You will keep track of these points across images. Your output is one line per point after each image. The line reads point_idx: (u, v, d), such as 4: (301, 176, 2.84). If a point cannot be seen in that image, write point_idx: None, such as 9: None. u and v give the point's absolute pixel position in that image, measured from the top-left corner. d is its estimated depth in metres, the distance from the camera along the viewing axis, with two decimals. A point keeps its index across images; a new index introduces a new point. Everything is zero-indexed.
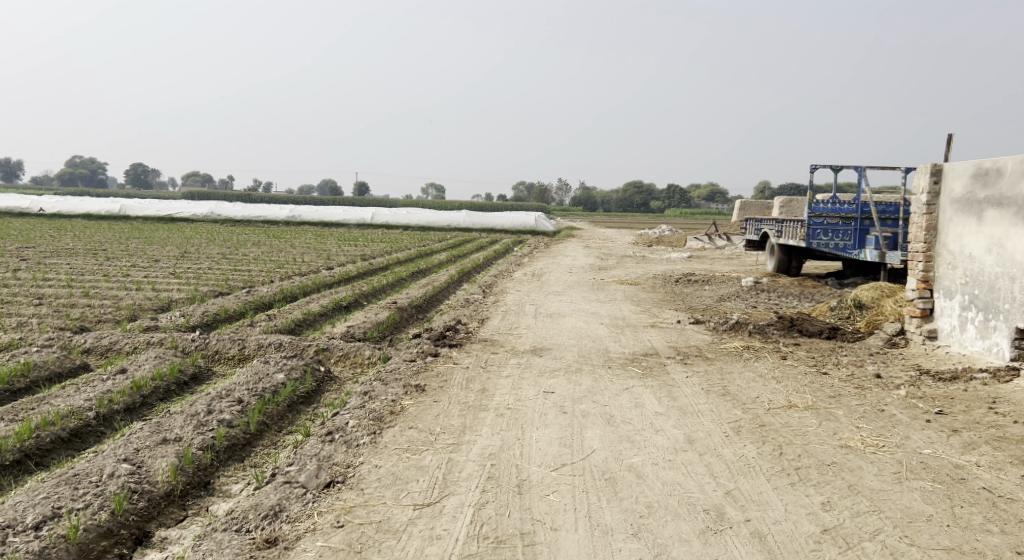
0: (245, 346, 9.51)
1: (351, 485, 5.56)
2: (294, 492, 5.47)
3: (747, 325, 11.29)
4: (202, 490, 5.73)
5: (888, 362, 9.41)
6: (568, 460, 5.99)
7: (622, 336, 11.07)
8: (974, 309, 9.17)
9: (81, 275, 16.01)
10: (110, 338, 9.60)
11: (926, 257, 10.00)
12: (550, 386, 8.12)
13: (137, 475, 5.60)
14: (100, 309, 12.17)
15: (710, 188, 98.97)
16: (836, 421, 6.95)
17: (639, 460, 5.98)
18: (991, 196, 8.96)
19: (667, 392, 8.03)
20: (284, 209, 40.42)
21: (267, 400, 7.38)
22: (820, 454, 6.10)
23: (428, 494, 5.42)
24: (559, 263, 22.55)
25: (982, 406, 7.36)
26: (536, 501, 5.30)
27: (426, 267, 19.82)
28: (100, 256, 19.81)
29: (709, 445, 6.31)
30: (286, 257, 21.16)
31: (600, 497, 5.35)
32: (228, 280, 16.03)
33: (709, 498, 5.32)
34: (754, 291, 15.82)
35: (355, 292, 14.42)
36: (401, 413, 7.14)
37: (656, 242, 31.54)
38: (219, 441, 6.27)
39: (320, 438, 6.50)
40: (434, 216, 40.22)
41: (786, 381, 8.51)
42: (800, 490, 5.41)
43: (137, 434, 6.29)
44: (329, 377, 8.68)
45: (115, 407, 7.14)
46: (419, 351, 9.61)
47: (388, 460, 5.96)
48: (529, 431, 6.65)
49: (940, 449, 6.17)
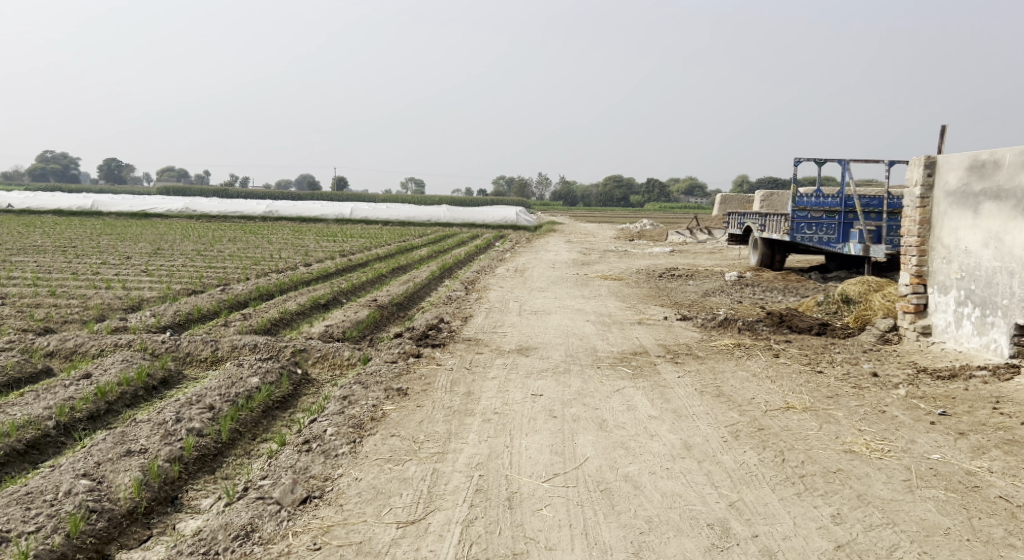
0: (217, 347, 9.08)
1: (329, 501, 5.19)
2: (267, 510, 5.10)
3: (736, 321, 10.99)
4: (169, 506, 5.35)
5: (884, 359, 9.15)
6: (560, 469, 5.65)
7: (609, 333, 10.74)
8: (970, 304, 8.92)
9: (47, 274, 15.46)
10: (75, 341, 9.16)
11: (919, 251, 9.74)
12: (538, 389, 7.78)
13: (97, 493, 5.21)
14: (66, 309, 11.67)
15: (688, 183, 99.05)
16: (837, 424, 6.65)
17: (635, 469, 5.65)
18: (988, 188, 8.70)
19: (659, 393, 7.71)
20: (262, 204, 39.78)
21: (240, 406, 6.98)
22: (825, 461, 5.79)
23: (412, 510, 5.06)
24: (541, 258, 22.25)
25: (986, 406, 7.10)
26: (528, 516, 4.97)
27: (407, 263, 19.41)
28: (70, 253, 19.27)
29: (707, 452, 5.99)
30: (263, 254, 20.69)
31: (596, 511, 5.02)
32: (202, 278, 15.57)
33: (713, 511, 5.01)
34: (739, 285, 15.56)
35: (333, 290, 13.98)
36: (382, 420, 6.76)
37: (639, 235, 31.24)
38: (188, 452, 5.89)
39: (296, 448, 6.13)
40: (415, 211, 39.67)
41: (781, 380, 8.22)
42: (807, 501, 5.11)
43: (99, 446, 5.88)
44: (306, 380, 8.30)
45: (78, 415, 6.76)
46: (400, 352, 9.21)
47: (369, 472, 5.59)
48: (517, 438, 6.30)
49: (949, 454, 5.88)
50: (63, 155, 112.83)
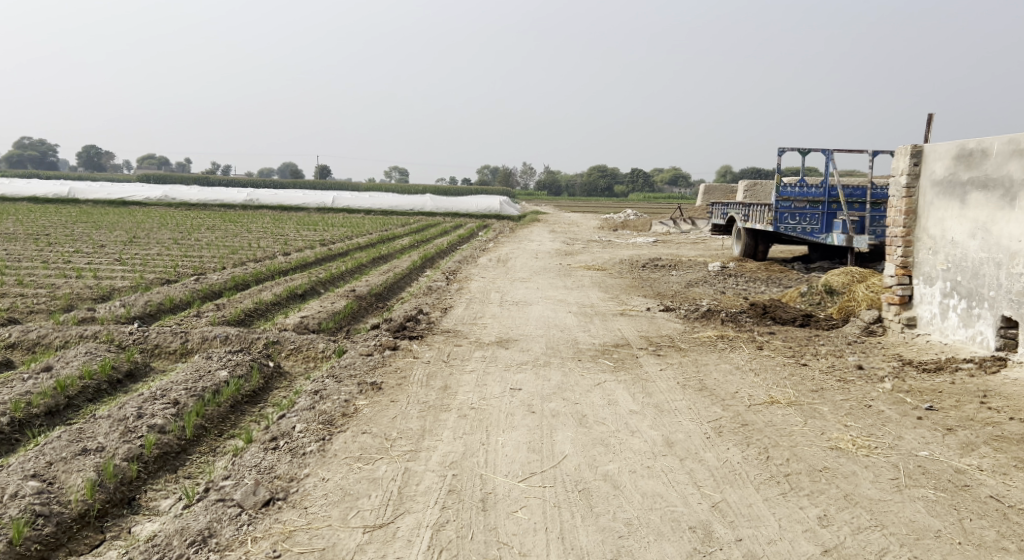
0: (187, 339, 8.80)
1: (293, 504, 4.96)
2: (226, 513, 4.86)
3: (719, 312, 10.79)
4: (125, 508, 5.13)
5: (868, 352, 8.97)
6: (536, 468, 5.43)
7: (590, 324, 10.53)
8: (956, 296, 8.76)
9: (16, 262, 15.09)
10: (38, 331, 8.88)
11: (905, 242, 9.55)
12: (516, 383, 7.56)
13: (46, 495, 4.98)
14: (33, 299, 11.34)
15: (672, 172, 98.92)
16: (822, 420, 6.46)
17: (615, 467, 5.44)
18: (975, 178, 8.53)
19: (641, 387, 7.51)
20: (242, 192, 39.26)
21: (207, 401, 6.72)
22: (811, 459, 5.60)
23: (380, 513, 4.84)
24: (524, 248, 22.05)
25: (973, 400, 6.93)
26: (502, 519, 4.76)
27: (388, 253, 19.15)
28: (41, 241, 18.86)
29: (689, 449, 5.79)
30: (241, 242, 20.37)
31: (573, 513, 4.82)
32: (176, 267, 15.24)
33: (695, 513, 4.82)
34: (722, 276, 15.39)
35: (311, 280, 13.69)
36: (354, 416, 6.53)
37: (623, 226, 31.11)
38: (148, 450, 5.63)
39: (263, 445, 5.88)
40: (398, 200, 39.27)
41: (765, 373, 8.04)
42: (793, 502, 4.93)
43: (53, 443, 5.61)
44: (278, 373, 8.03)
45: (34, 411, 6.52)
46: (377, 344, 8.96)
47: (338, 472, 5.35)
48: (494, 435, 6.08)
49: (938, 451, 5.70)
50: (42, 141, 111.22)
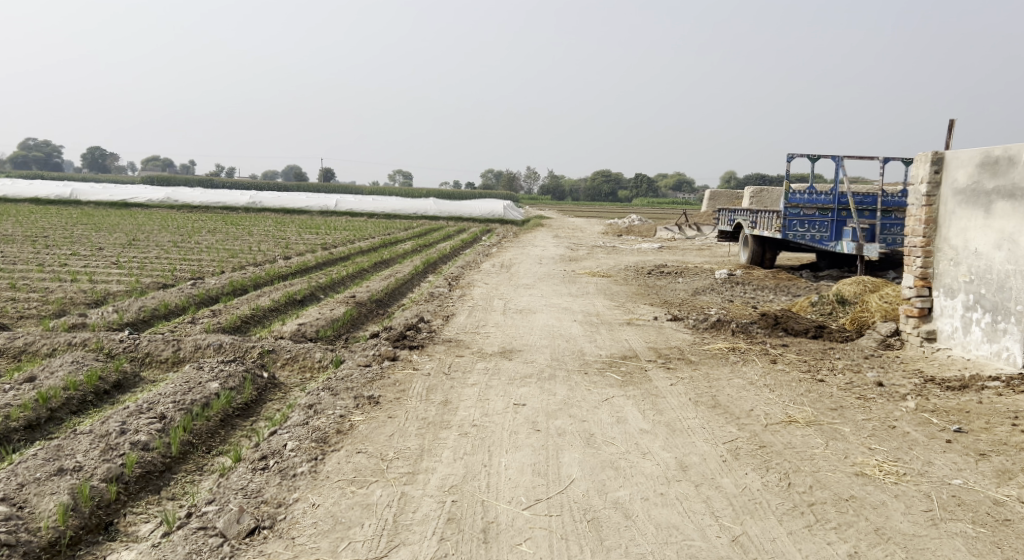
0: (180, 347, 8.43)
1: (280, 533, 4.64)
2: (208, 545, 4.55)
3: (730, 323, 10.41)
4: (101, 534, 4.79)
5: (887, 367, 8.60)
6: (543, 494, 5.07)
7: (597, 335, 10.14)
8: (979, 309, 8.39)
9: (12, 265, 14.77)
10: (25, 339, 8.53)
11: (924, 252, 9.14)
12: (520, 398, 7.18)
13: (15, 522, 4.63)
14: (24, 304, 11.00)
15: (676, 176, 98.43)
16: (845, 442, 6.09)
17: (626, 494, 5.08)
18: (1001, 187, 8.15)
19: (652, 404, 7.13)
20: (245, 195, 38.80)
21: (195, 415, 6.34)
22: (835, 486, 5.22)
23: (374, 545, 4.51)
24: (528, 253, 21.68)
25: (1004, 422, 6.57)
26: (505, 554, 4.44)
27: (390, 258, 18.77)
28: (39, 243, 18.50)
29: (705, 474, 5.42)
30: (241, 246, 20.01)
31: (582, 547, 4.49)
32: (174, 271, 14.87)
33: (714, 549, 4.49)
34: (729, 284, 14.99)
35: (310, 285, 13.33)
36: (349, 433, 6.16)
37: (628, 231, 30.74)
38: (129, 470, 5.28)
39: (251, 465, 5.52)
40: (402, 203, 38.84)
41: (781, 390, 7.66)
42: (819, 537, 4.60)
43: (28, 462, 5.25)
44: (272, 385, 7.67)
45: (14, 425, 6.19)
46: (375, 355, 8.60)
47: (329, 497, 5.00)
48: (496, 456, 5.72)
49: (972, 480, 5.33)
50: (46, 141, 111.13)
